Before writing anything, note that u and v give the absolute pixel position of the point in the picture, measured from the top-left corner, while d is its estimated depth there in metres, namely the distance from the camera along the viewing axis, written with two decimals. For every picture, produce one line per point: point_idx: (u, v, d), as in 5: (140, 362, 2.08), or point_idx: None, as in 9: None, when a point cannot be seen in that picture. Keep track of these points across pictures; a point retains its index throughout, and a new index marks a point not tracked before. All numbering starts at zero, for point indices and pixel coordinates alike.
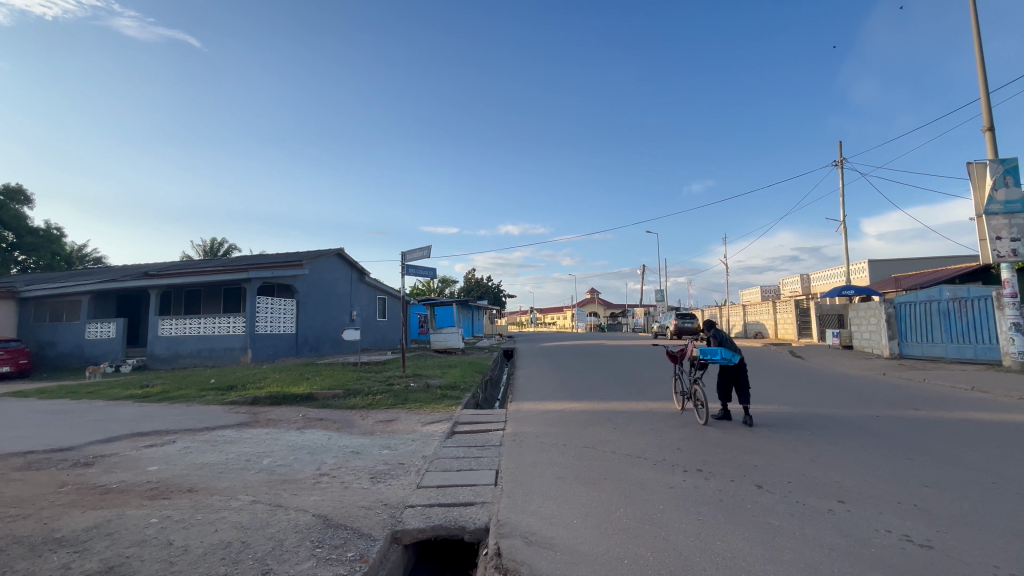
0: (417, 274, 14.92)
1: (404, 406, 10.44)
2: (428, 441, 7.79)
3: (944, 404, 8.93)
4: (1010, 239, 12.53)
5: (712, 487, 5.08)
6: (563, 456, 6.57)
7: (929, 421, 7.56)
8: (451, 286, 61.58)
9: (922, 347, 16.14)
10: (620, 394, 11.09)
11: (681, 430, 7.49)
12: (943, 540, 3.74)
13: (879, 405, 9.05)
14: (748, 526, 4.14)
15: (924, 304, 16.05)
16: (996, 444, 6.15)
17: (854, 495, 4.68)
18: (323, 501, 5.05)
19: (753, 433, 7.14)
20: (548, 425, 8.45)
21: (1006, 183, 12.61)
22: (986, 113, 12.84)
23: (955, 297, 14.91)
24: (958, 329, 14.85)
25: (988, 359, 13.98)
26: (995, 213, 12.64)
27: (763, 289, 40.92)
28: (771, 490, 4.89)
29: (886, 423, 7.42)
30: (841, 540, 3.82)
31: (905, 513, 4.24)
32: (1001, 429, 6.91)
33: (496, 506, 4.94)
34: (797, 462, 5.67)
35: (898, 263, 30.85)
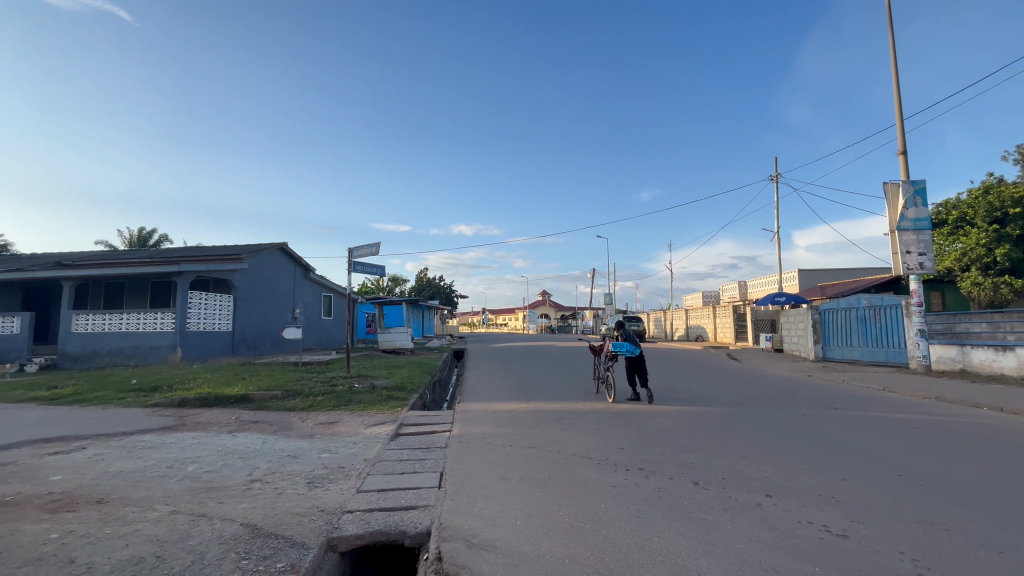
0: (365, 271, 14.51)
1: (347, 407, 10.08)
2: (370, 444, 7.53)
3: (860, 404, 9.69)
4: (917, 253, 13.82)
5: (651, 485, 5.23)
6: (508, 457, 6.55)
7: (847, 418, 8.17)
8: (401, 285, 60.35)
9: (843, 351, 17.48)
10: (566, 395, 11.25)
11: (624, 430, 7.71)
12: (855, 529, 4.03)
13: (804, 404, 9.67)
14: (684, 521, 4.29)
15: (845, 311, 17.40)
16: (903, 440, 6.71)
17: (781, 489, 4.96)
18: (253, 509, 4.74)
19: (692, 431, 7.42)
20: (495, 426, 8.40)
21: (915, 203, 13.90)
22: (901, 138, 14.10)
23: (871, 305, 16.26)
24: (873, 335, 16.18)
25: (897, 362, 15.34)
26: (905, 229, 13.91)
27: (705, 295, 43.00)
28: (706, 486, 5.10)
29: (810, 422, 7.94)
30: (767, 532, 4.02)
31: (824, 504, 4.54)
32: (908, 426, 7.56)
33: (439, 510, 4.84)
34: (730, 460, 5.94)
35: (823, 273, 33.33)
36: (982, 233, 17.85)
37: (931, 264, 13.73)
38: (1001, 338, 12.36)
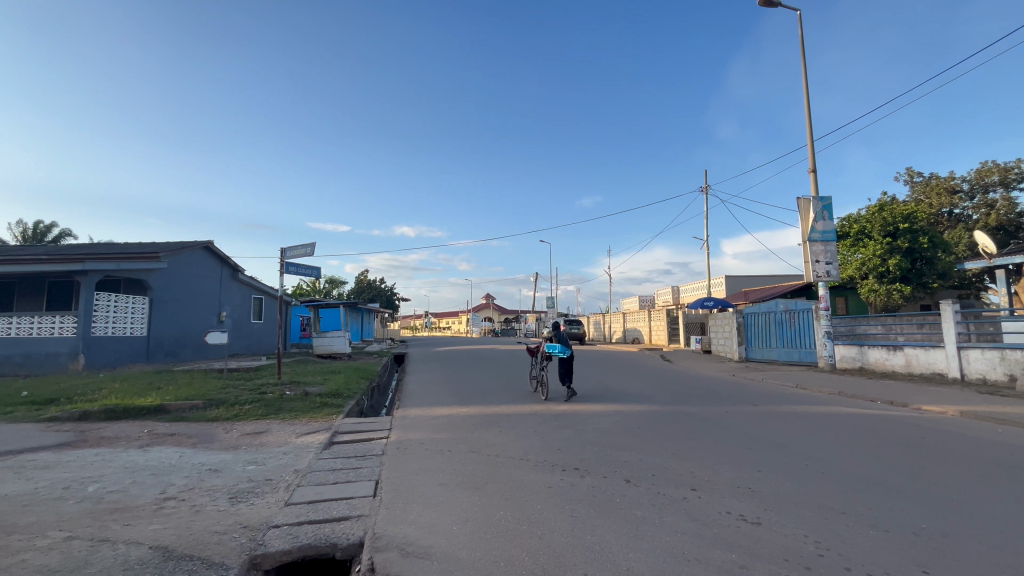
0: (300, 273, 13.87)
1: (277, 416, 9.55)
2: (302, 454, 7.18)
3: (776, 400, 10.52)
4: (825, 262, 15.23)
5: (586, 484, 5.38)
6: (447, 462, 6.49)
7: (764, 414, 8.84)
8: (339, 287, 58.14)
9: (763, 351, 18.90)
10: (508, 398, 11.32)
11: (562, 431, 7.88)
12: (768, 516, 4.37)
13: (727, 402, 10.35)
14: (616, 518, 4.45)
15: (765, 314, 18.84)
16: (811, 433, 7.36)
17: (704, 482, 5.28)
18: (165, 530, 4.37)
19: (626, 431, 7.72)
20: (435, 431, 8.28)
21: (823, 216, 15.33)
22: (811, 157, 15.51)
23: (787, 309, 17.73)
24: (788, 336, 17.62)
25: (808, 361, 16.80)
26: (815, 240, 15.29)
27: (641, 300, 44.91)
28: (637, 483, 5.32)
29: (732, 418, 8.51)
30: (691, 524, 4.27)
31: (742, 495, 4.88)
32: (816, 420, 8.30)
33: (373, 519, 4.71)
34: (660, 456, 6.24)
35: (747, 279, 35.85)
36: (878, 244, 20.01)
37: (837, 272, 15.18)
38: (893, 338, 13.87)
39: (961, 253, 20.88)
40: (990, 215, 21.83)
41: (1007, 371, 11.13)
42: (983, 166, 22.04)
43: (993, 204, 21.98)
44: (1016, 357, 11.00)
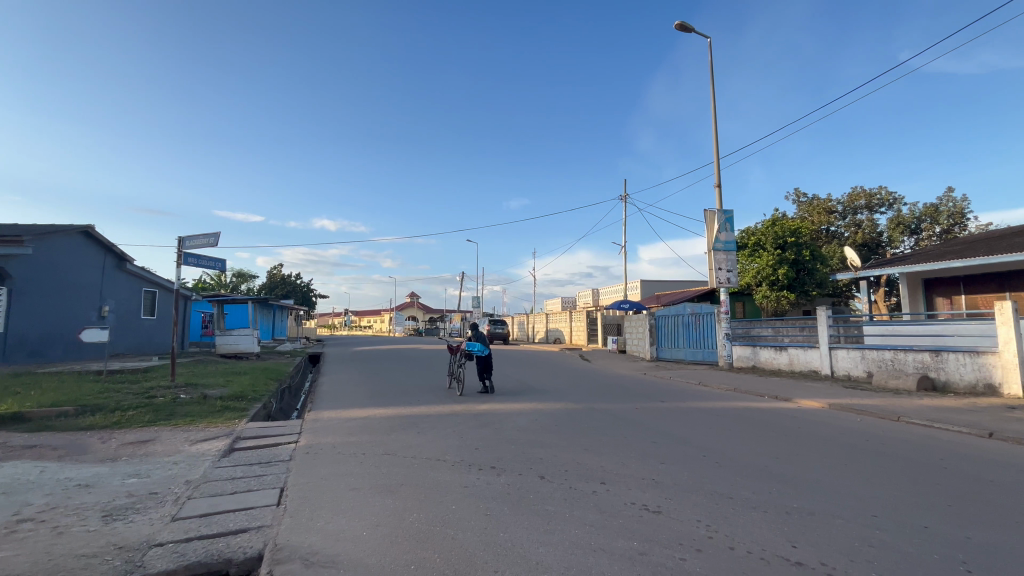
0: (201, 264, 12.67)
1: (168, 422, 8.62)
2: (195, 463, 6.55)
3: (681, 397, 11.34)
4: (726, 270, 16.69)
5: (501, 482, 5.44)
6: (360, 465, 6.24)
7: (669, 410, 9.49)
8: (249, 281, 53.91)
9: (671, 351, 20.30)
10: (428, 397, 11.14)
11: (481, 430, 7.92)
12: (667, 505, 4.70)
13: (638, 398, 10.98)
14: (529, 514, 4.54)
15: (674, 317, 20.26)
16: (709, 426, 8.03)
17: (612, 475, 5.56)
18: (16, 558, 3.77)
19: (542, 428, 7.92)
20: (349, 434, 7.94)
21: (725, 228, 16.79)
22: (717, 173, 16.93)
23: (694, 312, 19.21)
24: (694, 337, 19.09)
25: (709, 360, 18.30)
26: (718, 249, 16.70)
27: (564, 301, 46.41)
28: (551, 479, 5.48)
29: (640, 413, 9.06)
30: (599, 516, 4.47)
31: (645, 486, 5.21)
32: (714, 414, 9.07)
33: (274, 529, 4.40)
34: (573, 452, 6.47)
35: (659, 284, 38.34)
36: (770, 256, 22.30)
37: (736, 279, 16.69)
38: (780, 339, 15.51)
39: (835, 266, 23.90)
40: (857, 234, 25.19)
41: (866, 368, 12.88)
42: (853, 191, 25.40)
43: (860, 224, 25.41)
44: (873, 356, 12.76)
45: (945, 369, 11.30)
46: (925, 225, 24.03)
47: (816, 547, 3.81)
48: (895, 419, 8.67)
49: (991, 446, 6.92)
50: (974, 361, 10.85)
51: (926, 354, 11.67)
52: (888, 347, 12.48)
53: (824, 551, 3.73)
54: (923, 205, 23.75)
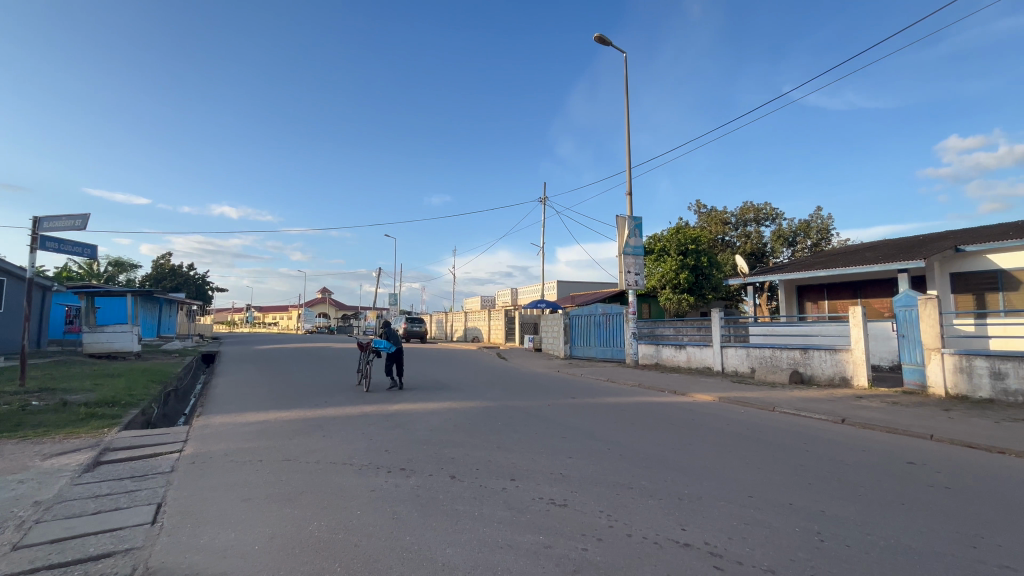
0: (66, 250, 10.97)
1: (13, 434, 7.34)
2: (49, 480, 5.63)
3: (591, 393, 11.86)
4: (634, 274, 17.75)
5: (410, 484, 5.31)
6: (256, 474, 5.76)
7: (580, 405, 9.89)
8: (129, 271, 47.67)
9: (584, 349, 21.19)
10: (336, 398, 10.58)
11: (392, 432, 7.68)
12: (572, 498, 4.87)
13: (550, 395, 11.30)
14: (437, 515, 4.48)
15: (587, 317, 21.16)
16: (615, 421, 8.46)
17: (522, 472, 5.66)
18: None
19: (456, 428, 7.86)
20: (245, 440, 7.31)
21: (635, 234, 17.84)
22: (628, 182, 17.94)
23: (605, 312, 20.19)
24: (604, 336, 20.07)
25: (617, 358, 19.35)
26: (628, 254, 17.70)
27: (483, 300, 46.59)
28: (461, 478, 5.44)
29: (552, 410, 9.33)
30: (507, 512, 4.53)
31: (553, 481, 5.36)
32: (620, 409, 9.59)
33: (147, 551, 3.91)
34: (486, 451, 6.49)
35: (575, 285, 39.85)
36: (674, 261, 24.14)
37: (643, 281, 17.82)
38: (679, 338, 16.81)
39: (728, 272, 26.43)
40: (746, 244, 28.06)
41: (750, 364, 14.37)
42: (744, 205, 28.24)
43: (749, 235, 28.33)
44: (756, 354, 14.27)
45: (811, 364, 12.94)
46: (800, 238, 27.39)
47: (702, 529, 4.16)
48: (771, 410, 9.76)
49: (843, 431, 8.05)
50: (833, 358, 12.53)
51: (797, 352, 13.28)
52: (768, 346, 14.02)
53: (708, 531, 4.09)
54: (799, 221, 27.03)
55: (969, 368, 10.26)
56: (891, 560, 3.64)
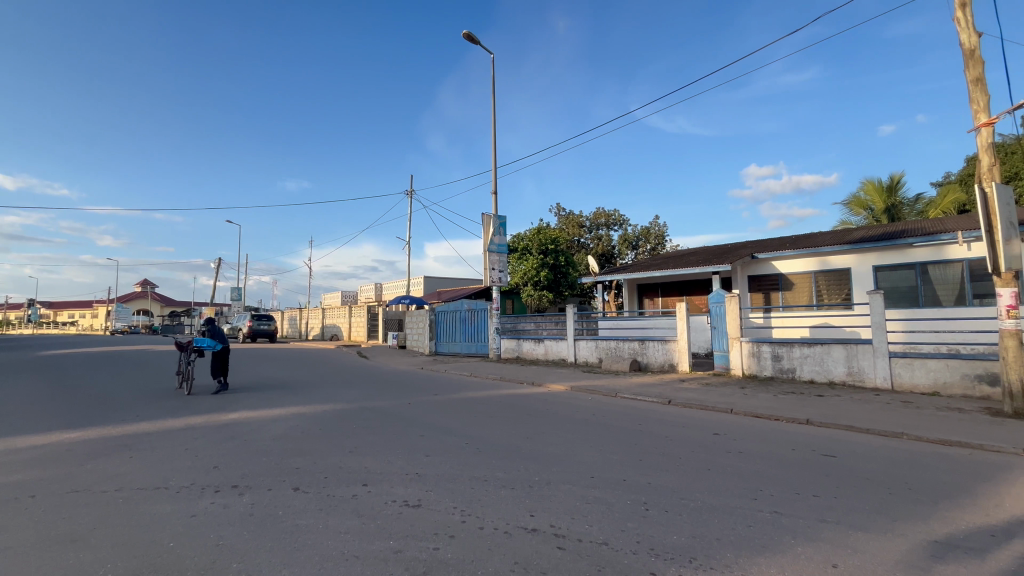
0: None
1: None
2: None
3: (453, 389, 11.90)
4: (498, 270, 18.27)
5: (243, 502, 4.69)
6: (24, 513, 4.55)
7: (442, 402, 9.83)
8: None
9: (449, 345, 21.22)
10: (152, 410, 8.93)
11: (225, 444, 6.74)
12: (427, 497, 4.78)
13: (412, 393, 11.05)
14: (274, 534, 4.02)
15: (452, 313, 21.20)
16: (475, 415, 8.59)
17: (375, 476, 5.39)
18: None
19: (304, 434, 7.20)
20: (11, 471, 5.74)
21: (499, 232, 18.35)
22: (494, 181, 18.39)
23: (470, 308, 20.45)
24: (469, 332, 20.35)
25: (481, 353, 19.76)
26: (492, 251, 18.15)
27: (343, 295, 43.79)
28: (306, 490, 4.99)
29: (412, 408, 9.14)
30: (356, 521, 4.26)
31: (408, 482, 5.20)
32: (481, 403, 9.78)
33: None
34: (336, 457, 6.06)
35: (442, 281, 39.72)
36: (535, 260, 25.48)
37: (506, 278, 18.43)
38: (539, 332, 17.77)
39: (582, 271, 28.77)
40: (598, 246, 30.88)
41: (598, 355, 15.82)
42: (597, 211, 31.02)
43: (600, 238, 31.19)
44: (603, 345, 15.75)
45: (647, 354, 14.73)
46: (641, 242, 31.02)
47: (548, 512, 4.41)
48: (614, 396, 10.86)
49: (669, 411, 9.29)
50: (664, 347, 14.42)
51: (636, 343, 15.00)
52: (613, 338, 15.58)
53: (553, 514, 4.35)
54: (640, 227, 30.57)
55: (759, 353, 12.66)
56: (698, 519, 4.26)
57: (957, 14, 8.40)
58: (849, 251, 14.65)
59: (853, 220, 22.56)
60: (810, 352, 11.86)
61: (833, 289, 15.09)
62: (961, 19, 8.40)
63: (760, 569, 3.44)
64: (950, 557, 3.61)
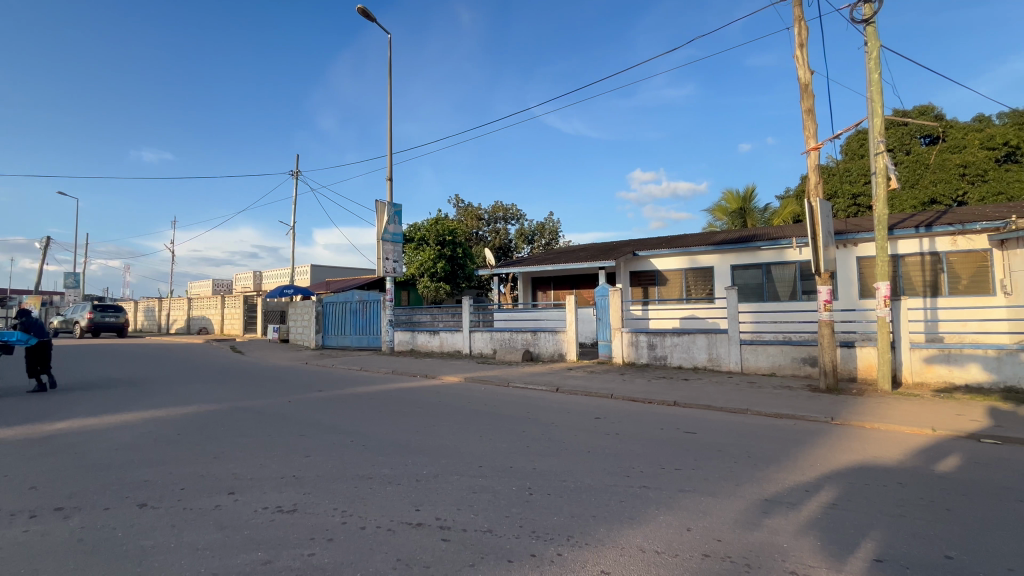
0: None
1: None
2: None
3: (340, 384, 11.29)
4: (393, 260, 17.65)
5: (71, 527, 3.97)
6: None
7: (327, 398, 9.27)
8: None
9: (337, 338, 20.07)
10: None
11: (47, 459, 5.64)
12: (304, 501, 4.47)
13: (293, 390, 10.28)
14: (109, 561, 3.45)
15: (341, 304, 20.04)
16: (363, 411, 8.22)
17: (244, 482, 4.91)
18: None
19: (157, 441, 6.31)
20: None
21: (394, 221, 17.71)
22: (389, 167, 17.69)
23: (361, 299, 19.48)
24: (360, 324, 19.42)
25: (373, 346, 18.98)
26: (386, 240, 17.47)
27: (214, 284, 39.13)
28: (155, 505, 4.37)
29: (293, 406, 8.50)
30: (218, 534, 3.84)
31: (282, 486, 4.81)
32: (371, 398, 9.41)
33: None
34: (197, 465, 5.40)
35: (332, 271, 37.37)
36: (432, 251, 25.09)
37: (401, 268, 17.87)
38: (434, 324, 17.56)
39: (479, 264, 28.98)
40: (496, 239, 31.30)
41: (492, 346, 16.08)
42: (495, 204, 31.40)
43: (498, 231, 31.63)
44: (498, 337, 16.05)
45: (538, 345, 15.31)
46: (536, 237, 32.08)
47: (435, 505, 4.38)
48: (506, 385, 11.16)
49: (556, 398, 9.78)
50: (554, 338, 15.10)
51: (528, 334, 15.52)
52: (508, 329, 15.93)
53: (439, 507, 4.33)
54: (536, 222, 31.60)
55: (637, 342, 13.85)
56: (577, 499, 4.52)
57: (796, 53, 9.88)
58: (712, 251, 16.59)
59: (716, 225, 25.63)
60: (679, 341, 13.26)
61: (699, 284, 16.98)
62: (799, 57, 9.88)
63: (626, 539, 3.76)
64: (775, 511, 4.27)
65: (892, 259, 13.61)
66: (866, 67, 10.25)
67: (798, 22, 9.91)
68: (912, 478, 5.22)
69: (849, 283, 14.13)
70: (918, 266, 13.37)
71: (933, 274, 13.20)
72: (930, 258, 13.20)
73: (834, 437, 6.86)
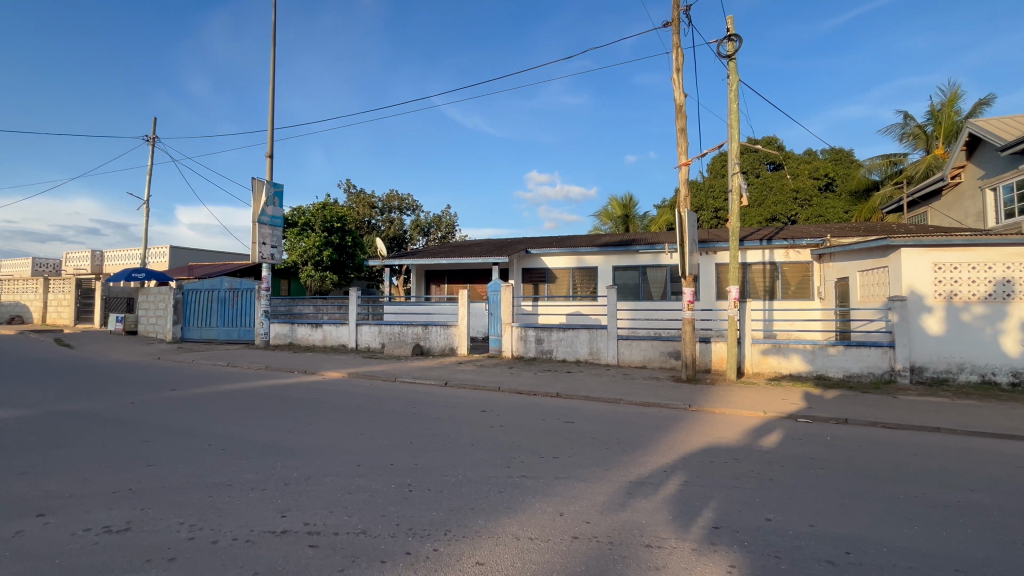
0: None
1: None
2: None
3: (200, 381, 10.01)
4: (271, 246, 16.08)
5: None
6: None
7: (183, 398, 8.17)
8: None
9: (200, 330, 17.80)
10: None
11: None
12: (142, 517, 3.87)
13: (140, 389, 8.88)
14: None
15: (207, 292, 17.77)
16: (226, 410, 7.39)
17: (61, 500, 4.11)
18: None
19: None
20: None
21: (274, 202, 16.14)
22: (270, 143, 16.09)
23: (231, 288, 17.43)
24: (229, 315, 17.41)
25: (245, 339, 17.14)
26: (263, 223, 15.86)
27: (35, 265, 32.30)
28: None
29: (137, 408, 7.34)
30: (18, 567, 3.15)
31: (114, 502, 4.12)
32: (237, 396, 8.48)
33: None
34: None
35: (196, 254, 33.03)
36: (318, 237, 23.38)
37: (280, 255, 16.35)
38: (317, 316, 16.41)
39: (371, 254, 27.71)
40: (389, 229, 30.17)
41: (381, 340, 15.47)
42: (390, 193, 30.23)
43: (392, 221, 30.51)
44: (387, 331, 15.47)
45: (430, 339, 15.08)
46: (432, 229, 31.55)
47: (304, 510, 4.07)
48: (394, 380, 10.82)
49: (444, 392, 9.71)
50: (446, 332, 14.97)
51: (419, 328, 15.21)
52: (398, 323, 15.44)
53: (309, 511, 4.04)
54: (432, 215, 31.06)
55: (526, 336, 14.31)
56: (457, 493, 4.51)
57: (673, 76, 10.91)
58: (598, 252, 17.71)
59: (602, 228, 27.48)
60: (564, 336, 13.98)
61: (584, 283, 18.03)
62: (676, 80, 10.93)
63: (503, 529, 3.85)
64: (638, 492, 4.69)
65: (742, 266, 15.73)
66: (727, 97, 11.67)
67: (676, 48, 10.95)
68: (746, 455, 6.09)
69: (708, 286, 16.04)
70: (761, 274, 15.62)
71: (771, 281, 15.53)
72: (770, 267, 15.51)
73: (689, 422, 7.75)
